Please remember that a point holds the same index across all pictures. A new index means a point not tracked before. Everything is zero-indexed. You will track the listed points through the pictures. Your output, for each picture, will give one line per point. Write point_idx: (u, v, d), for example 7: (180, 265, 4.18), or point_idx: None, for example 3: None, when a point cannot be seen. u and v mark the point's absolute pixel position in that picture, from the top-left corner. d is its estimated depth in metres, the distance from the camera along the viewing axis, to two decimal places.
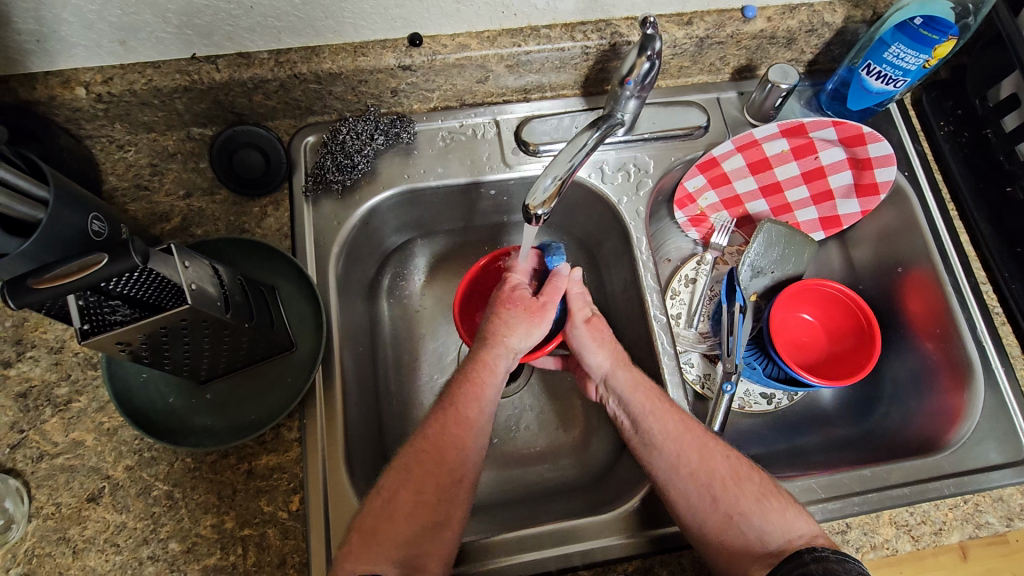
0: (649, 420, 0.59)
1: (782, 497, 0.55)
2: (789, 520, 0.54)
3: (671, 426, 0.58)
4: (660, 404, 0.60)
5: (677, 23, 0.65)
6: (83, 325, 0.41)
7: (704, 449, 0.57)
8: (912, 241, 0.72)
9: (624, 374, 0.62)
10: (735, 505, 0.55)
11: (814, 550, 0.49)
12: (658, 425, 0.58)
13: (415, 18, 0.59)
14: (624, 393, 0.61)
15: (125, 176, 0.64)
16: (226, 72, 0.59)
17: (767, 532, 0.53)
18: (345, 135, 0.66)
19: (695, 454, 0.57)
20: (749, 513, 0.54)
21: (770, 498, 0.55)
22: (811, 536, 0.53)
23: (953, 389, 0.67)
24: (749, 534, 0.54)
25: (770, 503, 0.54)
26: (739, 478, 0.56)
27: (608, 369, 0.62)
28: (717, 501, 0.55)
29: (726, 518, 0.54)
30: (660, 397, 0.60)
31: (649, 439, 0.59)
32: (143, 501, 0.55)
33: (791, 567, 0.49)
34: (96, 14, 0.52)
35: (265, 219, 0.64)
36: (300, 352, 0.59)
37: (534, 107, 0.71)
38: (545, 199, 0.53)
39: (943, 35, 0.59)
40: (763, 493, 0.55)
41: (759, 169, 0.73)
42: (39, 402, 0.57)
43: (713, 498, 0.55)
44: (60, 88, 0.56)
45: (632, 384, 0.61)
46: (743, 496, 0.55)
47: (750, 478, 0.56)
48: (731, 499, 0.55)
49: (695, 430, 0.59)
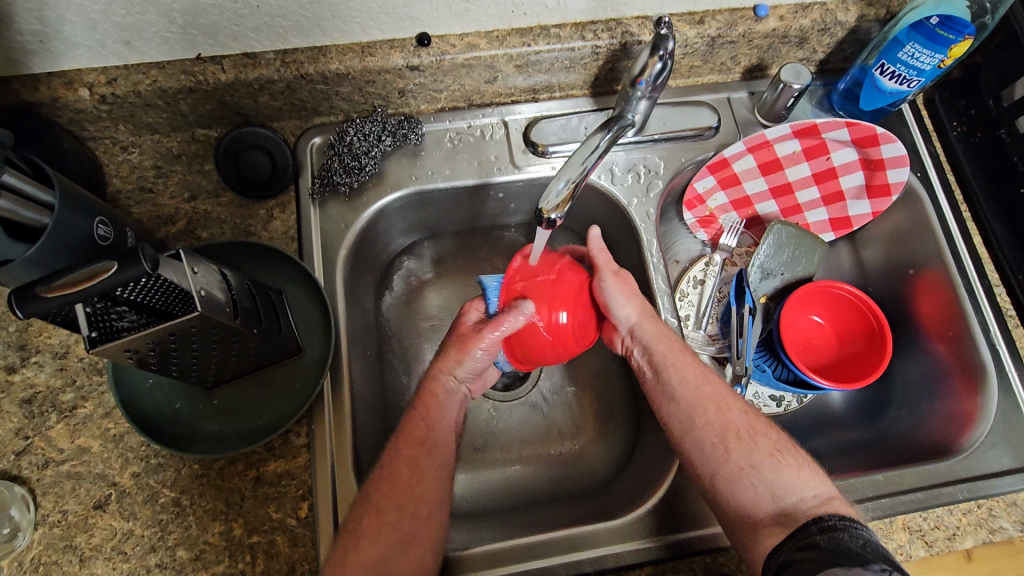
0: (669, 371, 0.59)
1: (796, 455, 0.55)
2: (802, 479, 0.53)
3: (691, 378, 0.59)
4: (682, 355, 0.60)
5: (689, 22, 0.64)
6: (91, 332, 0.41)
7: (721, 403, 0.57)
8: (924, 242, 0.71)
9: (651, 326, 0.60)
10: (747, 458, 0.54)
11: (821, 521, 0.49)
12: (679, 376, 0.59)
13: (424, 18, 0.58)
14: (649, 344, 0.60)
15: (129, 178, 0.64)
16: (231, 73, 0.58)
17: (778, 487, 0.53)
18: (352, 136, 0.65)
19: (711, 407, 0.57)
20: (760, 466, 0.54)
21: (783, 454, 0.55)
22: (828, 497, 0.52)
23: (965, 393, 0.67)
24: (759, 487, 0.53)
25: (783, 460, 0.54)
26: (753, 433, 0.56)
27: (636, 321, 0.60)
28: (728, 454, 0.55)
29: (736, 470, 0.54)
30: (682, 348, 0.61)
31: (669, 389, 0.59)
32: (151, 508, 0.54)
33: (798, 540, 0.48)
34: (100, 14, 0.51)
35: (271, 221, 0.64)
36: (307, 357, 0.58)
37: (543, 107, 0.70)
38: (558, 203, 0.52)
39: (959, 35, 0.58)
40: (777, 448, 0.55)
41: (770, 170, 0.72)
42: (44, 408, 0.56)
43: (725, 449, 0.55)
44: (63, 90, 0.56)
45: (658, 334, 0.60)
46: (757, 451, 0.55)
47: (764, 432, 0.56)
48: (744, 452, 0.55)
49: (713, 384, 0.59)
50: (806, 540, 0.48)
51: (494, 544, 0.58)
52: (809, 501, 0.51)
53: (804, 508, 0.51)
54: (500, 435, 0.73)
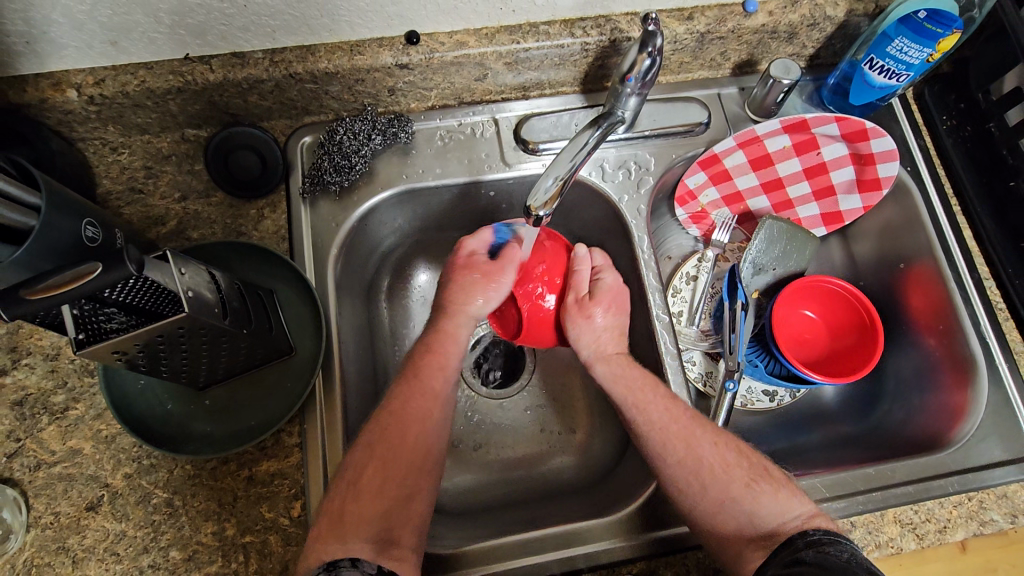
0: (632, 412, 0.58)
1: (772, 480, 0.54)
2: (782, 502, 0.53)
3: (656, 417, 0.57)
4: (642, 395, 0.59)
5: (678, 18, 0.64)
6: (78, 334, 0.41)
7: (689, 438, 0.56)
8: (914, 236, 0.72)
9: (606, 366, 0.61)
10: (725, 490, 0.54)
11: (806, 535, 0.48)
12: (642, 418, 0.58)
13: (413, 16, 0.58)
14: (608, 384, 0.60)
15: (119, 179, 0.63)
16: (220, 72, 0.58)
17: (758, 515, 0.52)
18: (343, 135, 0.65)
19: (679, 445, 0.56)
20: (738, 497, 0.53)
21: (760, 482, 0.54)
22: (809, 517, 0.52)
23: (956, 386, 0.67)
24: (741, 517, 0.52)
25: (760, 487, 0.54)
26: (726, 466, 0.55)
27: (592, 357, 0.62)
28: (706, 487, 0.54)
29: (715, 504, 0.53)
30: (644, 384, 0.60)
31: (634, 429, 0.58)
32: (143, 509, 0.54)
33: (785, 555, 0.47)
34: (86, 15, 0.51)
35: (262, 221, 0.64)
36: (300, 356, 0.58)
37: (533, 104, 0.70)
38: (546, 200, 0.53)
39: (947, 30, 0.58)
40: (751, 478, 0.54)
41: (761, 165, 0.72)
42: (35, 410, 0.56)
43: (702, 484, 0.54)
44: (51, 91, 0.55)
45: (614, 375, 0.60)
46: (733, 482, 0.54)
47: (736, 463, 0.55)
48: (721, 485, 0.54)
49: (680, 419, 0.57)
50: (792, 555, 0.47)
51: (487, 541, 0.58)
52: (794, 521, 0.52)
53: (790, 528, 0.51)
54: (494, 432, 0.73)
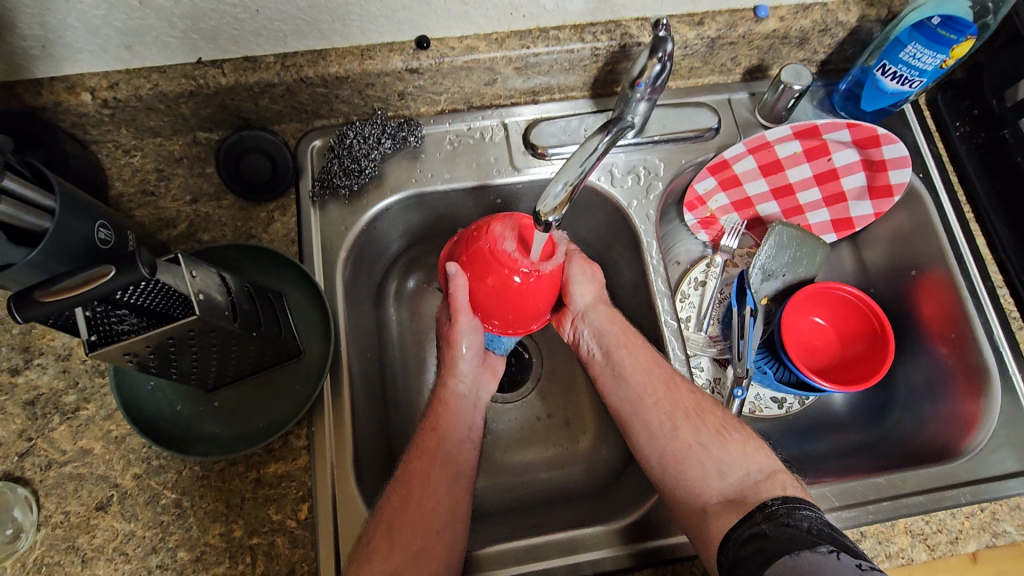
0: (620, 351, 0.62)
1: (742, 433, 0.57)
2: (748, 454, 0.55)
3: (642, 359, 0.61)
4: (634, 340, 0.63)
5: (688, 23, 0.64)
6: (91, 336, 0.41)
7: (670, 382, 0.59)
8: (927, 244, 0.71)
9: (604, 310, 0.64)
10: (695, 436, 0.56)
11: (765, 507, 0.49)
12: (630, 359, 0.61)
13: (423, 21, 0.58)
14: (601, 327, 0.64)
15: (131, 181, 0.64)
16: (232, 76, 0.58)
17: (725, 463, 0.54)
18: (352, 139, 0.65)
19: (661, 386, 0.59)
20: (707, 444, 0.55)
21: (730, 431, 0.56)
22: (772, 471, 0.54)
23: (968, 395, 0.66)
24: (708, 465, 0.55)
25: (730, 437, 0.56)
26: (700, 411, 0.58)
27: (590, 303, 0.65)
28: (676, 431, 0.57)
29: (684, 447, 0.56)
30: (634, 333, 0.64)
31: (617, 368, 0.62)
32: (152, 510, 0.54)
33: (744, 530, 0.48)
34: (102, 20, 0.52)
35: (272, 224, 0.64)
36: (308, 359, 0.58)
37: (542, 109, 0.70)
38: (556, 205, 0.52)
39: (962, 35, 0.58)
40: (723, 426, 0.57)
41: (771, 171, 0.72)
42: (46, 410, 0.57)
43: (673, 427, 0.57)
44: (66, 94, 0.56)
45: (609, 319, 0.64)
46: (704, 427, 0.57)
47: (711, 411, 0.58)
48: (692, 429, 0.57)
49: (663, 366, 0.61)
50: (751, 530, 0.48)
51: (493, 546, 0.58)
52: (754, 476, 0.53)
53: (749, 482, 0.52)
54: (500, 436, 0.73)
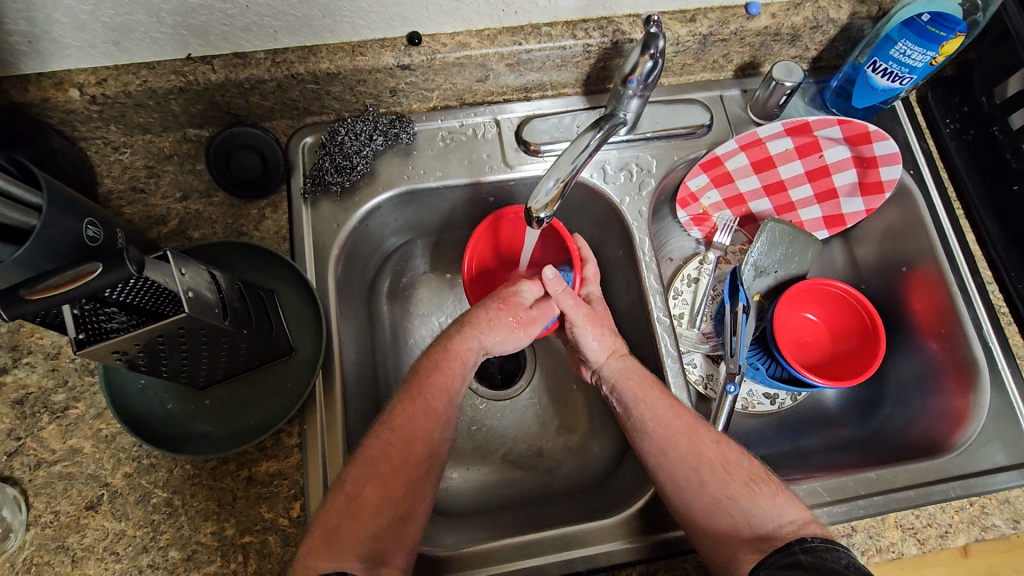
0: (638, 409, 0.58)
1: (772, 483, 0.54)
2: (778, 506, 0.52)
3: (662, 414, 0.57)
4: (651, 392, 0.59)
5: (680, 20, 0.64)
6: (78, 334, 0.41)
7: (693, 434, 0.56)
8: (918, 240, 0.71)
9: (618, 364, 0.62)
10: (723, 489, 0.54)
11: (803, 541, 0.49)
12: (649, 413, 0.58)
13: (414, 17, 0.58)
14: (617, 381, 0.61)
15: (121, 179, 0.63)
16: (222, 72, 0.58)
17: (754, 515, 0.52)
18: (344, 135, 0.65)
19: (683, 439, 0.56)
20: (736, 497, 0.53)
21: (760, 483, 0.54)
22: (804, 522, 0.52)
23: (958, 390, 0.67)
24: (736, 516, 0.53)
25: (760, 488, 0.54)
26: (727, 464, 0.55)
27: (603, 359, 0.62)
28: (703, 485, 0.54)
29: (711, 502, 0.54)
30: (652, 384, 0.60)
31: (638, 426, 0.58)
32: (143, 509, 0.54)
33: (778, 557, 0.48)
34: (89, 15, 0.51)
35: (263, 221, 0.64)
36: (299, 356, 0.58)
37: (535, 105, 0.70)
38: (548, 202, 0.52)
39: (950, 32, 0.58)
40: (752, 478, 0.54)
41: (763, 168, 0.72)
42: (36, 409, 0.56)
43: (702, 481, 0.54)
44: (53, 91, 0.56)
45: (625, 372, 0.61)
46: (732, 480, 0.54)
47: (737, 462, 0.55)
48: (720, 483, 0.54)
49: (684, 417, 0.57)
50: (787, 558, 0.48)
51: (486, 542, 0.58)
52: (786, 527, 0.51)
53: (781, 533, 0.51)
54: (493, 434, 0.73)
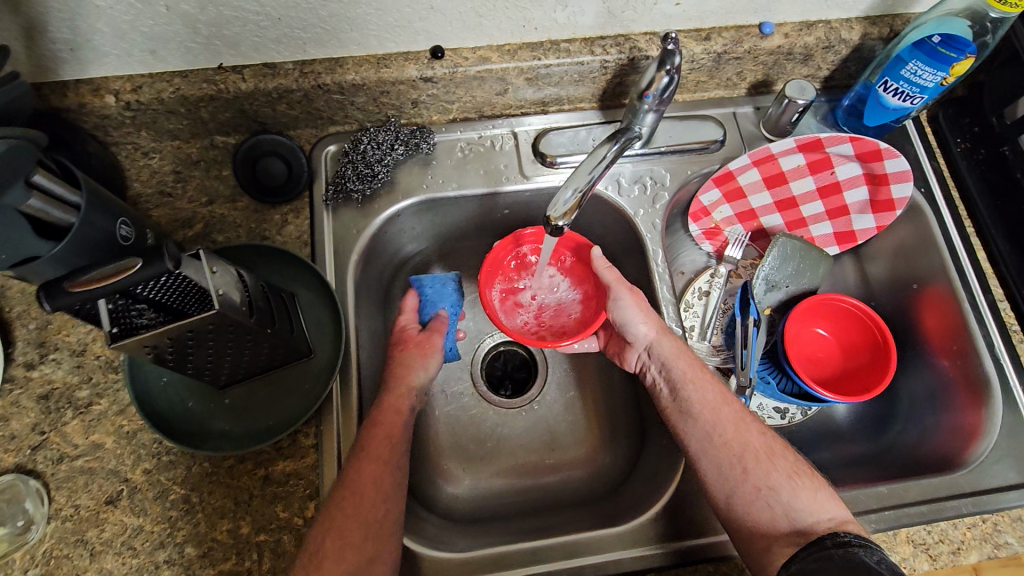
0: (689, 389, 0.60)
1: (814, 478, 0.54)
2: (818, 502, 0.52)
3: (710, 397, 0.59)
4: (701, 374, 0.61)
5: (695, 38, 0.66)
6: (113, 329, 0.42)
7: (740, 422, 0.58)
8: (928, 258, 0.72)
9: (669, 342, 0.62)
10: (766, 478, 0.54)
11: (837, 536, 0.49)
12: (697, 396, 0.59)
13: (438, 31, 0.60)
14: (668, 360, 0.61)
15: (149, 183, 0.65)
16: (251, 82, 0.60)
17: (795, 508, 0.52)
18: (366, 145, 0.67)
19: (730, 425, 0.57)
20: (777, 487, 0.53)
21: (802, 476, 0.54)
22: (842, 521, 0.52)
23: (970, 407, 0.67)
24: (776, 508, 0.53)
25: (801, 482, 0.54)
26: (772, 454, 0.56)
27: (653, 338, 0.62)
28: (747, 473, 0.55)
29: (753, 491, 0.54)
30: (701, 366, 0.61)
31: (686, 407, 0.59)
32: (161, 505, 0.55)
33: (813, 552, 0.48)
34: (129, 25, 0.53)
35: (285, 226, 0.65)
36: (318, 358, 0.60)
37: (552, 119, 0.72)
38: (566, 210, 0.54)
39: (961, 53, 0.59)
40: (795, 471, 0.54)
41: (775, 184, 0.73)
42: (60, 404, 0.57)
43: (744, 469, 0.55)
44: (90, 96, 0.58)
45: (676, 351, 0.61)
46: (776, 471, 0.54)
47: (782, 453, 0.56)
48: (763, 472, 0.54)
49: (732, 404, 0.59)
50: (820, 553, 0.48)
51: (497, 547, 0.58)
52: (824, 523, 0.51)
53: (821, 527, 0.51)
54: (504, 440, 0.73)
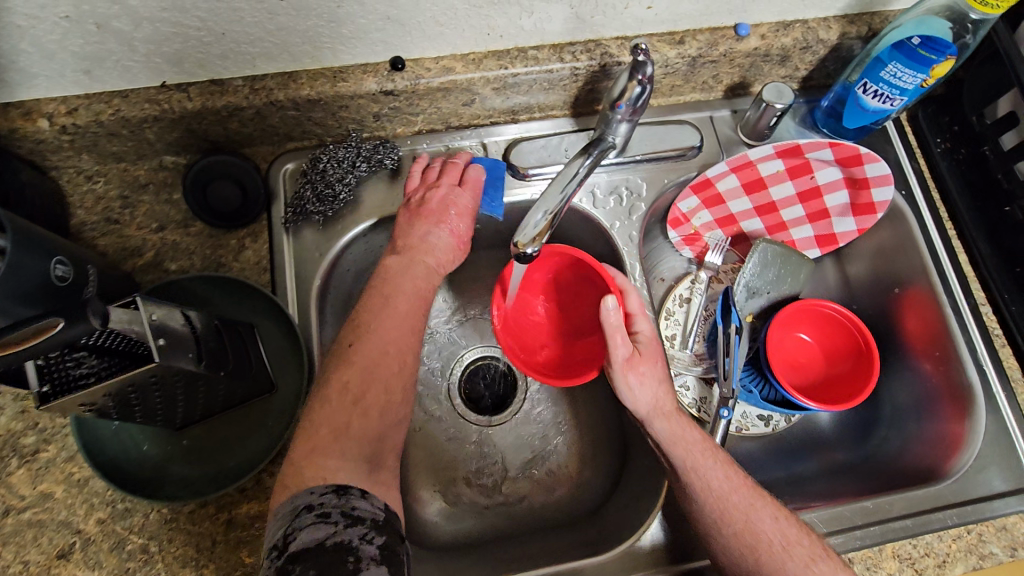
0: (690, 474, 0.55)
1: (832, 562, 0.51)
2: None
3: (716, 483, 0.54)
4: (704, 456, 0.55)
5: (669, 42, 0.63)
6: (43, 387, 0.39)
7: (749, 510, 0.53)
8: (910, 259, 0.71)
9: (665, 424, 0.57)
10: (780, 569, 0.51)
11: None
12: (701, 483, 0.54)
13: (397, 42, 0.57)
14: (666, 441, 0.57)
15: (94, 209, 0.61)
16: (198, 100, 0.56)
17: None
18: (325, 163, 0.63)
19: (738, 515, 0.53)
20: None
21: (820, 563, 0.51)
22: None
23: (954, 416, 0.66)
24: None
25: (819, 568, 0.51)
26: (786, 543, 0.52)
27: (647, 415, 0.58)
28: (760, 565, 0.51)
29: None
30: (704, 449, 0.56)
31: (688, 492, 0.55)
32: (117, 557, 0.52)
33: None
34: (57, 44, 0.49)
35: (243, 251, 0.62)
36: (281, 393, 0.56)
37: (523, 128, 0.69)
38: (535, 235, 0.51)
39: (941, 56, 0.57)
40: (811, 557, 0.51)
41: (754, 189, 0.71)
42: (4, 452, 0.54)
43: (758, 561, 0.51)
44: (21, 121, 0.54)
45: (677, 430, 0.57)
46: (790, 560, 0.51)
47: (798, 539, 0.52)
48: (777, 563, 0.51)
49: (740, 488, 0.54)
50: None
51: None
52: None
53: None
54: (483, 462, 0.71)
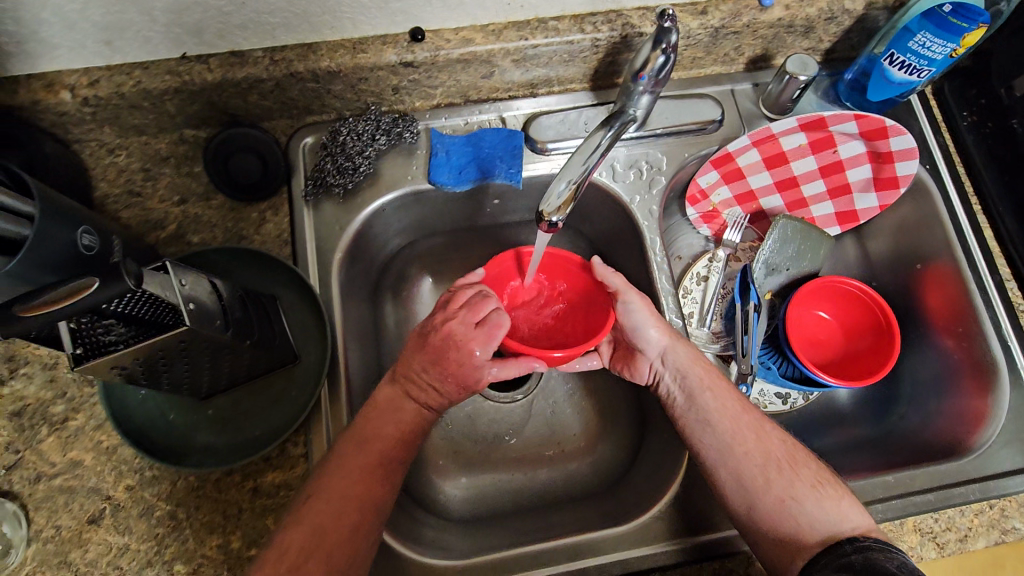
0: (705, 395, 0.58)
1: (838, 486, 0.53)
2: (842, 512, 0.51)
3: (729, 405, 0.57)
4: (717, 382, 0.59)
5: (691, 12, 0.62)
6: (76, 350, 0.39)
7: (761, 431, 0.56)
8: (933, 234, 0.70)
9: (682, 349, 0.60)
10: (789, 488, 0.52)
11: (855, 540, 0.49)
12: (717, 404, 0.57)
13: (417, 12, 0.57)
14: (683, 367, 0.59)
15: (116, 182, 0.62)
16: (218, 72, 0.56)
17: (818, 519, 0.51)
18: (345, 136, 0.63)
19: (750, 433, 0.55)
20: (800, 496, 0.52)
21: (826, 486, 0.52)
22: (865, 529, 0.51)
23: (976, 391, 0.65)
24: (800, 519, 0.51)
25: (825, 491, 0.52)
26: (793, 463, 0.54)
27: (666, 344, 0.60)
28: (769, 484, 0.53)
29: (777, 502, 0.52)
30: (715, 375, 0.59)
31: (703, 415, 0.57)
32: (146, 522, 0.53)
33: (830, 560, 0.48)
34: (78, 14, 0.50)
35: (264, 224, 0.62)
36: (304, 365, 0.57)
37: (542, 102, 0.68)
38: (559, 205, 0.51)
39: (973, 23, 0.56)
40: (818, 479, 0.53)
41: (775, 164, 0.70)
42: (34, 420, 0.55)
43: (767, 480, 0.53)
44: (43, 92, 0.54)
45: (692, 359, 0.59)
46: (799, 480, 0.53)
47: (805, 462, 0.54)
48: (785, 483, 0.53)
49: (750, 413, 0.57)
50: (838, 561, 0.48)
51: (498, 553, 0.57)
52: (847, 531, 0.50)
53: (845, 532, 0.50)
54: (502, 436, 0.72)
